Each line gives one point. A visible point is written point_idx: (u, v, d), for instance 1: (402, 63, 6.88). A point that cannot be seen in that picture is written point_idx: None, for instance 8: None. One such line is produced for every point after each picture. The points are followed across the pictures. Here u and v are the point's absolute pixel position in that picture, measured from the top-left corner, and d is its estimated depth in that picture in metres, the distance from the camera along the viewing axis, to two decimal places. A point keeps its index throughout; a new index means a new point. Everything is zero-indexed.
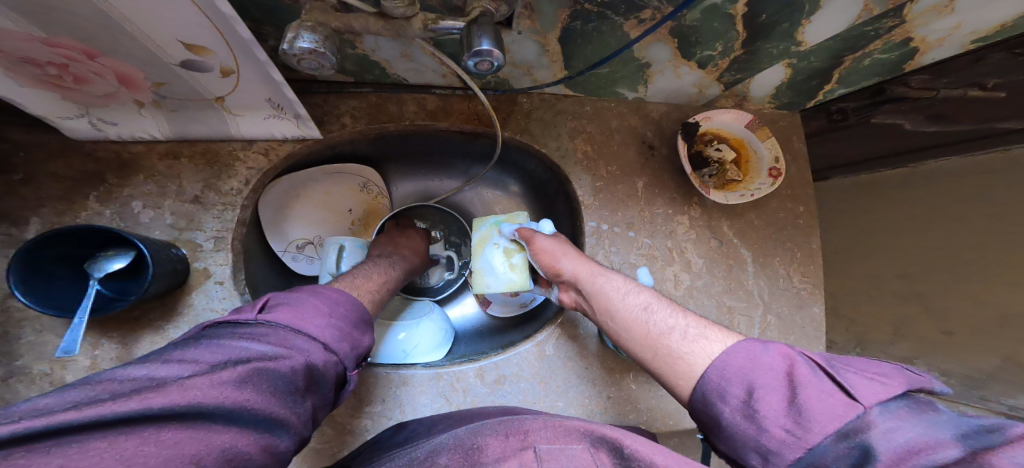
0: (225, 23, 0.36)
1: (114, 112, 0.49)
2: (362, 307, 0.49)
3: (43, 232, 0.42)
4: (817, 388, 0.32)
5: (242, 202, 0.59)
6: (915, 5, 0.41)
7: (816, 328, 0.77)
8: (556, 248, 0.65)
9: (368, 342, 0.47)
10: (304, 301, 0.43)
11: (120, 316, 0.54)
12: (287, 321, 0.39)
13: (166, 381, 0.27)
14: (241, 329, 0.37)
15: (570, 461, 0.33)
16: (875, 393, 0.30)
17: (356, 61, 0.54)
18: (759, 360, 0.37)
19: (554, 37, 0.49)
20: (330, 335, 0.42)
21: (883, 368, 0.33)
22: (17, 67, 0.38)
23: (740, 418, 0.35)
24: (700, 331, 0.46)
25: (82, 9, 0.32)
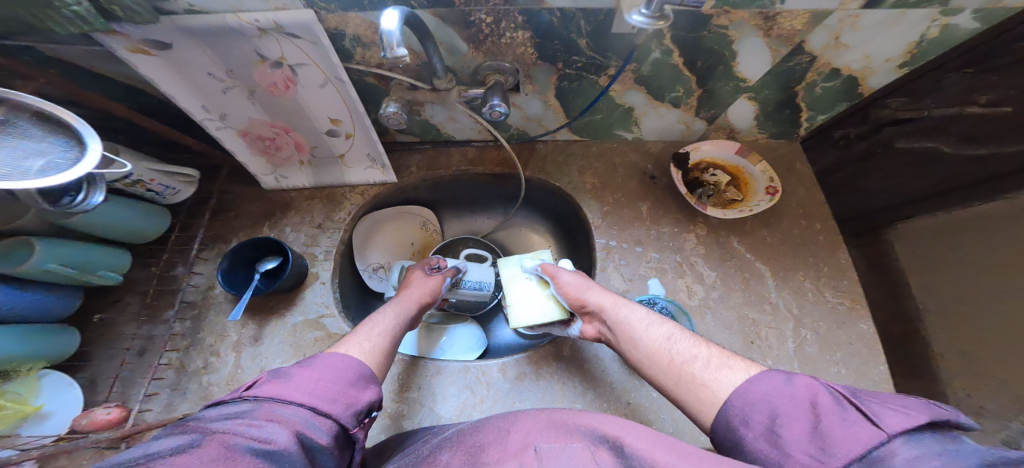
0: (351, 102, 0.63)
1: (286, 170, 0.77)
2: (356, 366, 0.50)
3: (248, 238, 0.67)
4: (840, 418, 0.35)
5: (347, 226, 0.80)
6: (811, 45, 0.54)
7: (868, 347, 0.70)
8: (579, 283, 0.70)
9: (368, 396, 0.48)
10: (293, 373, 0.45)
11: (253, 306, 0.73)
12: (276, 394, 0.41)
13: (157, 466, 0.27)
14: (228, 410, 0.38)
15: (569, 460, 0.33)
16: (899, 422, 0.32)
17: (420, 126, 0.81)
18: (784, 390, 0.41)
19: (552, 95, 0.70)
20: (320, 397, 0.43)
21: (914, 404, 0.34)
22: (252, 141, 0.70)
23: (766, 447, 0.39)
24: (723, 361, 0.50)
25: (289, 99, 0.62)
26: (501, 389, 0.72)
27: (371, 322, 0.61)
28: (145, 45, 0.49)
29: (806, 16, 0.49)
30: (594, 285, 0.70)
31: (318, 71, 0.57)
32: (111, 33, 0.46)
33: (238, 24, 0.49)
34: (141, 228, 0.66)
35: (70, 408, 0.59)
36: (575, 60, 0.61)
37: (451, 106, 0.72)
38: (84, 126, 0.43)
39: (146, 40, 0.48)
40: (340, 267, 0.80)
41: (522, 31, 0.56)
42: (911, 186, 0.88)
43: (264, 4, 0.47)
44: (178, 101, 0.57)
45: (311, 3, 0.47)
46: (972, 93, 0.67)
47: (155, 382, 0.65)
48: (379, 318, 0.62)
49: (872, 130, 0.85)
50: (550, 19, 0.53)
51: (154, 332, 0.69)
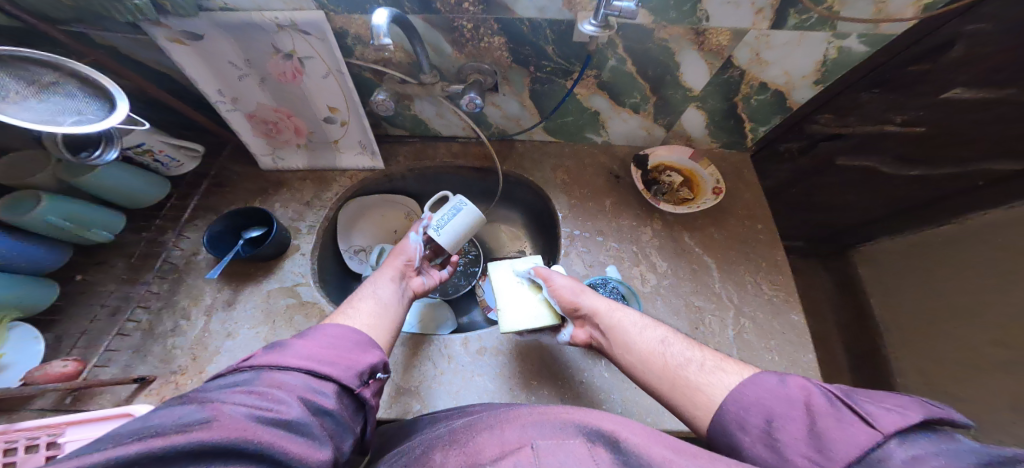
0: (350, 93, 0.71)
1: (284, 153, 0.84)
2: (355, 336, 0.52)
3: (244, 208, 0.72)
4: (837, 419, 0.36)
5: (332, 206, 0.84)
6: (738, 60, 0.66)
7: (798, 335, 0.73)
8: (570, 285, 0.68)
9: (369, 361, 0.50)
10: (293, 344, 0.47)
11: (233, 272, 0.73)
12: (277, 363, 0.43)
13: (163, 428, 0.29)
14: (233, 381, 0.40)
15: (568, 458, 0.34)
16: (893, 420, 0.33)
17: (411, 121, 0.90)
18: (779, 391, 0.42)
19: (526, 96, 0.80)
20: (320, 361, 0.45)
21: (903, 401, 0.36)
22: (257, 123, 0.77)
23: (767, 452, 0.39)
24: (717, 364, 0.51)
25: (296, 88, 0.70)
26: (462, 362, 0.72)
27: (360, 293, 0.65)
28: (180, 35, 0.58)
29: (729, 32, 0.60)
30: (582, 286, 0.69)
31: (322, 64, 0.66)
32: (157, 23, 0.56)
33: (261, 20, 0.58)
34: (142, 193, 0.71)
35: (28, 363, 0.56)
36: (545, 64, 0.71)
37: (439, 102, 0.82)
38: (115, 89, 0.50)
39: (181, 31, 0.58)
40: (322, 243, 0.83)
41: (498, 37, 0.66)
42: (867, 201, 1.02)
43: (285, 5, 0.57)
44: (198, 82, 0.66)
45: (322, 6, 0.58)
46: (889, 112, 0.77)
47: (118, 343, 0.63)
48: (365, 290, 0.65)
49: (810, 144, 0.92)
50: (520, 26, 0.63)
51: (131, 293, 0.68)
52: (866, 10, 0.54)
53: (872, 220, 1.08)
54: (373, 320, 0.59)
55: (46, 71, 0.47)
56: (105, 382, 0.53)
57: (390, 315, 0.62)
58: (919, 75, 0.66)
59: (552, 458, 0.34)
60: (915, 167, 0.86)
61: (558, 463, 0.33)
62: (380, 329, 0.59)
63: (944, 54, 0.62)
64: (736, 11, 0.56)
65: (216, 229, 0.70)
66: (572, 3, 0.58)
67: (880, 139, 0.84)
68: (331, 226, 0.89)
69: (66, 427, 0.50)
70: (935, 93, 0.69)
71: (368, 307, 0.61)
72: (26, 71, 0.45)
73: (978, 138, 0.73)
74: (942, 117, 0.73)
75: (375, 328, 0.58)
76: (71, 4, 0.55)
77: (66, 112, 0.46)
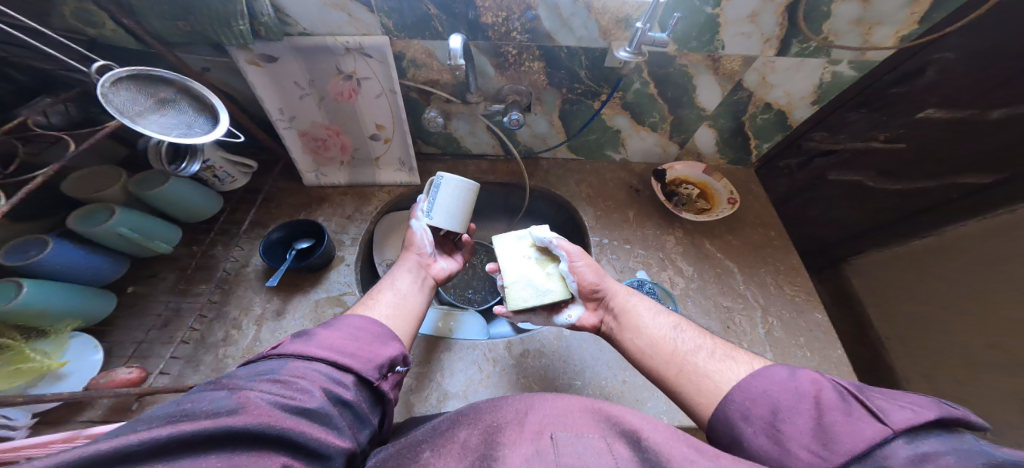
0: (398, 110, 0.80)
1: (328, 169, 0.91)
2: (377, 325, 0.53)
3: (306, 219, 0.78)
4: (846, 415, 0.37)
5: (371, 219, 0.89)
6: (748, 83, 0.77)
7: (825, 332, 0.77)
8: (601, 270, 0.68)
9: (389, 352, 0.51)
10: (316, 334, 0.48)
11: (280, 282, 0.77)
12: (299, 352, 0.44)
13: (199, 412, 0.32)
14: (263, 367, 0.42)
15: (587, 451, 0.36)
16: (901, 420, 0.34)
17: (443, 139, 0.96)
18: (788, 384, 0.43)
19: (556, 116, 0.88)
20: (342, 354, 0.46)
21: (919, 402, 0.36)
22: (307, 140, 0.85)
23: (768, 442, 0.40)
24: (727, 354, 0.51)
25: (349, 105, 0.80)
26: (505, 365, 0.72)
27: (381, 285, 0.65)
28: (257, 58, 0.69)
29: (740, 59, 0.71)
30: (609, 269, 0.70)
31: (377, 85, 0.75)
32: (242, 48, 0.66)
33: (332, 44, 0.68)
34: (198, 205, 0.77)
35: (88, 371, 0.59)
36: (576, 87, 0.79)
37: (474, 120, 0.88)
38: (220, 105, 0.56)
39: (260, 54, 0.68)
40: (363, 254, 0.87)
41: (538, 62, 0.74)
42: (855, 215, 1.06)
43: (356, 32, 0.67)
44: (263, 101, 0.75)
45: (388, 33, 0.68)
46: (872, 131, 0.85)
47: (174, 351, 0.66)
48: (387, 282, 0.65)
49: (806, 160, 0.99)
50: (559, 53, 0.72)
51: (182, 305, 0.72)
52: (855, 40, 0.66)
53: (861, 232, 1.10)
54: (393, 311, 0.59)
55: (165, 88, 0.54)
56: (170, 389, 0.55)
57: (410, 307, 0.62)
58: (899, 95, 0.76)
59: (571, 449, 0.36)
60: (897, 182, 0.92)
61: (577, 454, 0.35)
62: (399, 318, 0.58)
63: (918, 78, 0.73)
64: (746, 41, 0.68)
65: (274, 236, 0.76)
66: (607, 34, 0.68)
67: (866, 156, 0.91)
68: (369, 239, 0.91)
69: None
70: (910, 112, 0.79)
71: (388, 299, 0.61)
72: (150, 88, 0.52)
73: (947, 152, 0.81)
74: (919, 134, 0.81)
75: (394, 320, 0.58)
76: (187, 30, 0.63)
77: (178, 126, 0.51)
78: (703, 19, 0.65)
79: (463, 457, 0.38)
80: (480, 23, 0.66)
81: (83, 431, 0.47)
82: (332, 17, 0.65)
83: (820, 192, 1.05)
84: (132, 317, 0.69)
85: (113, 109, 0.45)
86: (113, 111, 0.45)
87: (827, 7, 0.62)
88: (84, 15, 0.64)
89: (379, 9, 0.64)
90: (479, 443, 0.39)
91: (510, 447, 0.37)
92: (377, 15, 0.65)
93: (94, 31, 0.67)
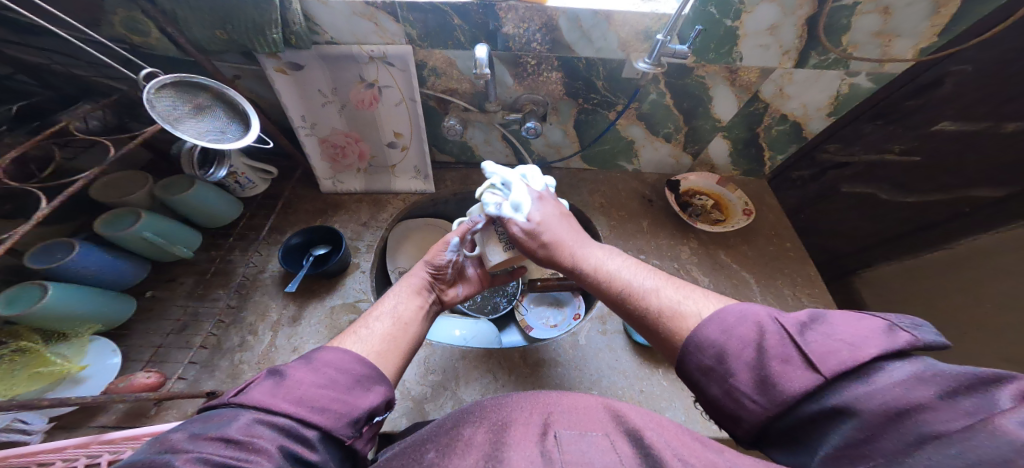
0: (416, 118, 0.82)
1: (344, 176, 0.91)
2: (361, 364, 0.43)
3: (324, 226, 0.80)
4: (793, 361, 0.34)
5: (386, 226, 0.89)
6: (764, 94, 0.78)
7: None
8: (547, 219, 0.62)
9: (374, 399, 0.41)
10: (286, 374, 0.38)
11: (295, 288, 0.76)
12: (259, 402, 0.34)
13: None
14: (212, 423, 0.32)
15: (591, 448, 0.35)
16: (841, 361, 0.31)
17: (458, 148, 0.97)
18: (733, 328, 0.39)
19: (571, 126, 0.89)
20: (311, 407, 0.36)
21: (865, 330, 0.33)
22: (326, 146, 0.87)
23: (720, 391, 0.38)
24: (677, 305, 0.46)
25: (369, 113, 0.82)
26: (522, 375, 0.71)
27: (378, 308, 0.55)
28: (285, 65, 0.72)
29: (758, 71, 0.73)
30: (553, 214, 0.63)
31: (398, 93, 0.78)
32: (271, 56, 0.70)
33: (358, 53, 0.72)
34: (221, 212, 0.79)
35: (106, 375, 0.59)
36: (593, 97, 0.80)
37: (490, 129, 0.90)
38: (251, 110, 0.60)
39: (288, 62, 0.72)
40: (378, 261, 0.87)
41: (555, 72, 0.76)
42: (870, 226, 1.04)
43: (381, 41, 0.70)
44: (287, 108, 0.78)
45: (412, 42, 0.70)
46: (888, 143, 0.85)
47: (191, 356, 0.65)
48: (385, 305, 0.56)
49: (819, 172, 0.99)
50: (578, 63, 0.73)
51: (200, 310, 0.72)
52: (874, 52, 0.67)
53: (868, 246, 1.08)
54: (385, 345, 0.49)
55: (201, 94, 0.57)
56: (188, 394, 0.55)
57: (408, 337, 0.52)
58: (916, 108, 0.76)
59: (574, 447, 0.35)
60: (910, 194, 0.91)
61: (580, 452, 0.35)
62: (391, 355, 0.49)
63: (935, 90, 0.73)
64: (764, 52, 0.69)
65: (294, 240, 0.78)
66: (626, 46, 0.69)
67: (882, 169, 0.91)
68: (383, 246, 0.91)
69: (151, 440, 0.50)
70: (926, 125, 0.79)
71: (382, 328, 0.51)
72: (189, 94, 0.55)
73: (963, 164, 0.80)
74: (934, 146, 0.81)
75: (384, 357, 0.48)
76: (225, 38, 0.66)
77: (213, 131, 0.54)
78: (722, 31, 0.66)
79: (467, 454, 0.37)
80: (502, 34, 0.68)
81: (101, 436, 0.49)
82: (359, 26, 0.68)
83: (834, 204, 1.05)
84: (149, 321, 0.69)
85: (157, 116, 0.48)
86: (157, 118, 0.48)
87: (846, 21, 0.63)
88: (133, 25, 0.67)
89: (405, 19, 0.66)
90: (484, 442, 0.38)
91: (514, 448, 0.36)
92: (402, 25, 0.67)
93: (139, 40, 0.70)
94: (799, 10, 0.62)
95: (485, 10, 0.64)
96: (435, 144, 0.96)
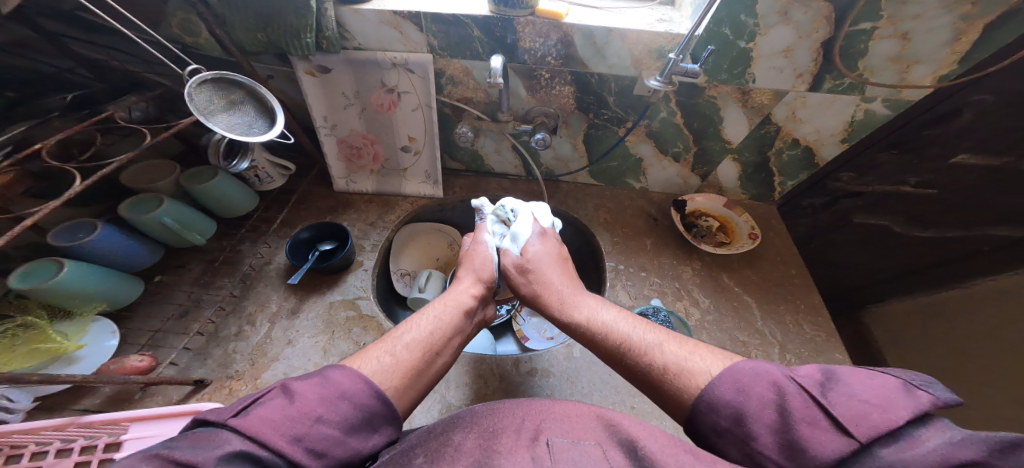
0: (430, 124, 0.85)
1: (357, 176, 0.94)
2: (373, 399, 0.41)
3: (337, 223, 0.81)
4: (816, 424, 0.34)
5: (392, 227, 0.90)
6: (776, 116, 0.79)
7: None
8: (540, 265, 0.66)
9: (369, 443, 0.39)
10: (294, 399, 0.36)
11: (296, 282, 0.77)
12: (255, 430, 0.33)
13: None
14: (205, 446, 0.30)
15: (582, 457, 0.34)
16: (873, 426, 0.32)
17: (469, 156, 0.99)
18: (749, 388, 0.39)
19: (580, 140, 0.90)
20: (306, 449, 0.34)
21: (883, 390, 0.34)
22: (343, 146, 0.89)
23: (739, 455, 0.38)
24: (684, 363, 0.45)
25: (386, 117, 0.85)
26: (513, 384, 0.69)
27: (401, 330, 0.51)
28: (314, 68, 0.76)
29: (771, 92, 0.74)
30: (543, 267, 0.66)
31: (416, 99, 0.81)
32: (302, 59, 0.74)
33: (381, 58, 0.75)
34: (238, 203, 0.81)
35: (100, 357, 0.59)
36: (603, 112, 0.82)
37: (501, 139, 0.92)
38: (280, 109, 0.62)
39: (317, 65, 0.76)
40: (380, 261, 0.87)
41: (567, 87, 0.77)
42: (885, 262, 0.99)
43: (404, 49, 0.74)
44: (311, 108, 0.82)
45: (433, 52, 0.73)
46: (903, 174, 0.84)
47: (186, 342, 0.66)
48: (410, 326, 0.53)
49: (831, 201, 0.98)
50: (591, 79, 0.75)
51: (203, 296, 0.72)
52: (891, 78, 0.68)
53: (877, 283, 1.04)
54: (400, 374, 0.46)
55: (237, 91, 0.59)
56: (175, 379, 0.55)
57: (430, 367, 0.49)
58: (934, 137, 0.76)
59: (567, 456, 0.34)
60: (926, 228, 0.88)
61: (572, 461, 0.33)
62: (407, 386, 0.45)
63: (954, 120, 0.72)
64: (777, 76, 0.71)
65: (303, 235, 0.79)
66: (639, 63, 0.71)
67: (897, 200, 0.88)
68: (387, 247, 0.91)
69: (130, 424, 0.53)
70: (944, 156, 0.77)
71: (403, 355, 0.47)
72: (226, 90, 0.57)
73: (980, 203, 0.78)
74: (952, 180, 0.79)
75: (399, 388, 0.44)
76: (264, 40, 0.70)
77: (241, 125, 0.56)
78: (736, 52, 0.68)
79: (458, 459, 0.35)
80: (518, 47, 0.70)
81: (81, 418, 0.52)
82: (386, 35, 0.71)
83: (844, 236, 1.03)
84: (153, 305, 0.70)
85: (194, 108, 0.51)
86: (192, 109, 0.51)
87: (863, 45, 0.64)
88: (187, 26, 0.71)
89: (428, 30, 0.69)
90: (475, 448, 0.37)
91: (506, 456, 0.34)
92: (425, 35, 0.70)
93: (190, 40, 0.74)
94: (814, 34, 0.64)
95: (504, 24, 0.67)
96: (447, 151, 0.98)
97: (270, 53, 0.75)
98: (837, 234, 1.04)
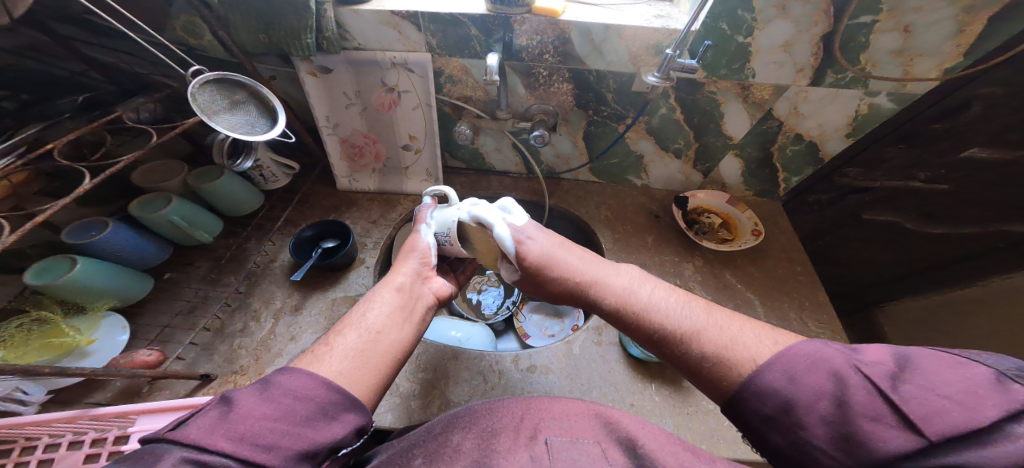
0: (430, 122, 0.86)
1: (360, 174, 0.95)
2: (324, 392, 0.40)
3: (339, 222, 0.82)
4: (877, 419, 0.32)
5: (395, 225, 0.91)
6: (777, 112, 0.78)
7: None
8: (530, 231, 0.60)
9: (332, 430, 0.39)
10: (235, 405, 0.36)
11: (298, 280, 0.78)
12: (189, 440, 0.32)
13: None
14: (139, 461, 0.30)
15: (581, 456, 0.34)
16: (943, 424, 0.29)
17: (470, 154, 1.00)
18: (804, 377, 0.37)
19: (580, 137, 0.90)
20: (254, 445, 0.34)
21: (965, 383, 0.30)
22: (345, 145, 0.91)
23: (785, 441, 0.36)
24: (734, 335, 0.43)
25: (388, 116, 0.86)
26: (512, 381, 0.69)
27: (351, 318, 0.50)
28: (316, 69, 0.78)
29: (771, 87, 0.73)
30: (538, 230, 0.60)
31: (416, 98, 0.82)
32: (304, 59, 0.76)
33: (381, 58, 0.76)
34: (243, 201, 0.83)
35: (111, 351, 0.62)
36: (602, 109, 0.82)
37: (501, 136, 0.92)
38: (282, 108, 0.63)
39: (319, 65, 0.77)
40: (382, 259, 0.88)
41: (565, 84, 0.78)
42: (892, 259, 0.97)
43: (402, 48, 0.74)
44: (314, 108, 0.83)
45: (431, 51, 0.74)
46: (912, 169, 0.81)
47: (192, 337, 0.67)
48: (357, 313, 0.51)
49: (837, 197, 0.96)
50: (589, 76, 0.75)
51: (210, 293, 0.74)
52: (895, 71, 0.66)
53: (884, 282, 1.02)
54: (350, 363, 0.45)
55: (240, 92, 0.61)
56: (181, 375, 0.56)
57: (382, 349, 0.47)
58: (942, 131, 0.74)
59: (565, 454, 0.34)
60: (938, 225, 0.85)
61: (571, 460, 0.34)
62: (359, 373, 0.44)
63: (962, 114, 0.70)
64: (777, 70, 0.70)
65: (306, 233, 0.81)
66: (637, 59, 0.71)
67: (905, 196, 0.86)
68: (390, 244, 0.92)
69: (137, 416, 0.55)
70: (953, 151, 0.75)
71: (354, 343, 0.47)
72: (229, 91, 0.59)
73: (992, 197, 0.75)
74: (963, 174, 0.77)
75: (349, 377, 0.43)
76: (266, 42, 0.71)
77: (244, 125, 0.57)
78: (734, 47, 0.68)
79: (456, 460, 0.36)
80: (515, 44, 0.71)
81: (91, 411, 0.53)
82: (385, 35, 0.72)
83: (851, 234, 1.01)
84: (162, 301, 0.72)
85: (198, 109, 0.52)
86: (197, 110, 0.52)
87: (865, 38, 0.63)
88: (192, 28, 0.73)
89: (426, 29, 0.70)
90: (474, 448, 0.37)
91: (505, 456, 0.35)
92: (423, 34, 0.71)
93: (195, 42, 0.76)
94: (813, 28, 0.63)
95: (500, 22, 0.67)
96: (448, 149, 0.99)
97: (273, 54, 0.77)
98: (844, 232, 1.02)
